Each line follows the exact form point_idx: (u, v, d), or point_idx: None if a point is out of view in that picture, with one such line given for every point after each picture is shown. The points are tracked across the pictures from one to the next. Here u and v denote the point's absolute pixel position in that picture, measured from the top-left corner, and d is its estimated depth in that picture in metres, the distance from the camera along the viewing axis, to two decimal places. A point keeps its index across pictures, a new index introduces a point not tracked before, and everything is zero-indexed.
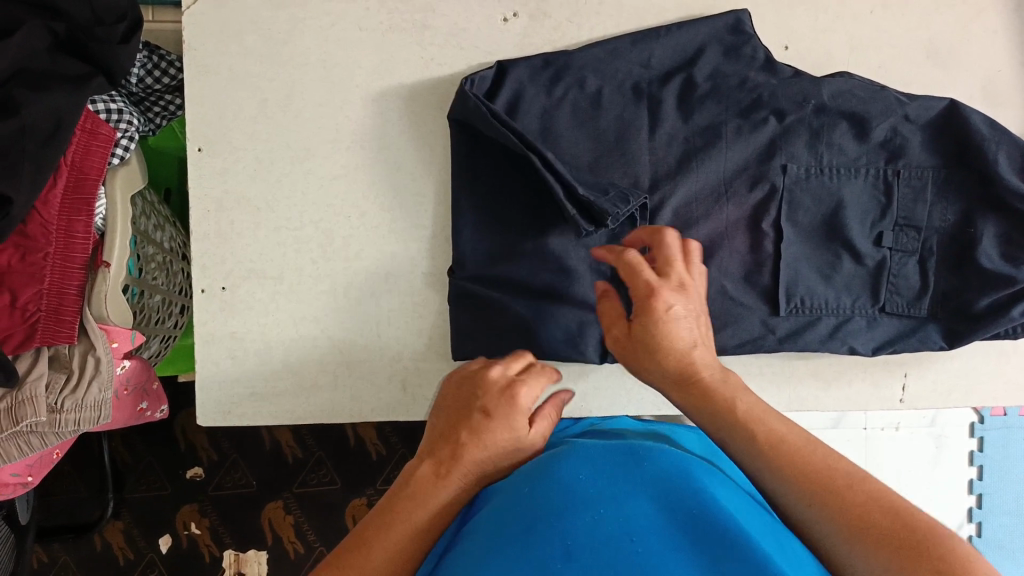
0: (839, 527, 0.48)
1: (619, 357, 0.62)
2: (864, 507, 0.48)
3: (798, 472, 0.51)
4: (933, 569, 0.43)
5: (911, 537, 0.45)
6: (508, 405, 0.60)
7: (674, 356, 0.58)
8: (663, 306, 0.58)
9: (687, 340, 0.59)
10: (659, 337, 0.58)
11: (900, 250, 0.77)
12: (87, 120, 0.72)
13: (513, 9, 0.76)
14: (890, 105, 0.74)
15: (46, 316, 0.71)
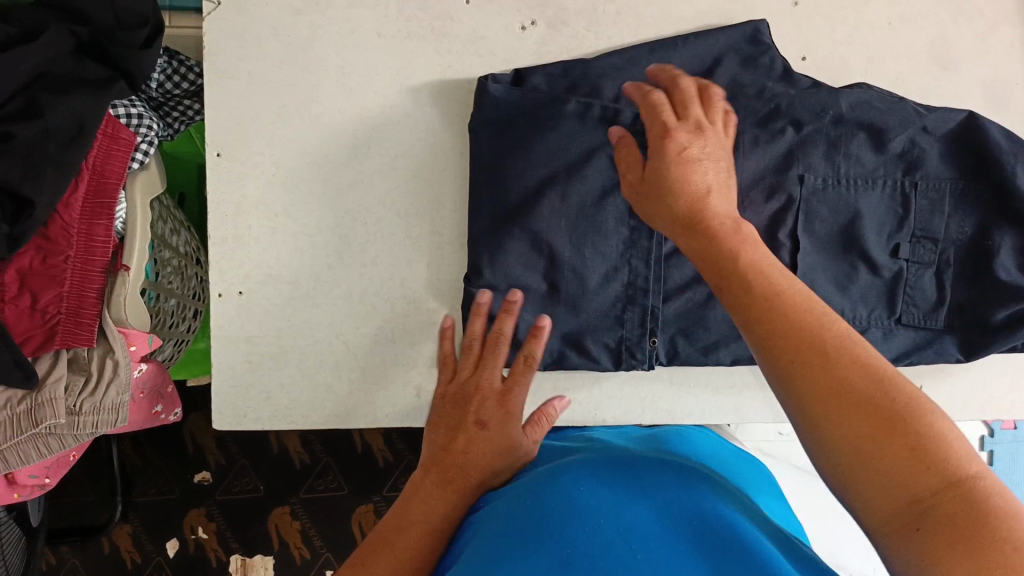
0: (827, 400, 0.44)
1: (717, 290, 0.53)
2: (867, 385, 0.43)
3: (802, 342, 0.46)
4: (930, 472, 0.40)
5: (904, 425, 0.42)
6: (500, 407, 0.68)
7: (786, 304, 0.48)
8: (678, 144, 0.58)
9: (781, 279, 0.49)
10: (742, 262, 0.52)
11: (916, 262, 0.77)
12: (108, 125, 0.73)
13: (531, 17, 0.77)
14: (908, 116, 0.74)
15: (65, 318, 0.72)
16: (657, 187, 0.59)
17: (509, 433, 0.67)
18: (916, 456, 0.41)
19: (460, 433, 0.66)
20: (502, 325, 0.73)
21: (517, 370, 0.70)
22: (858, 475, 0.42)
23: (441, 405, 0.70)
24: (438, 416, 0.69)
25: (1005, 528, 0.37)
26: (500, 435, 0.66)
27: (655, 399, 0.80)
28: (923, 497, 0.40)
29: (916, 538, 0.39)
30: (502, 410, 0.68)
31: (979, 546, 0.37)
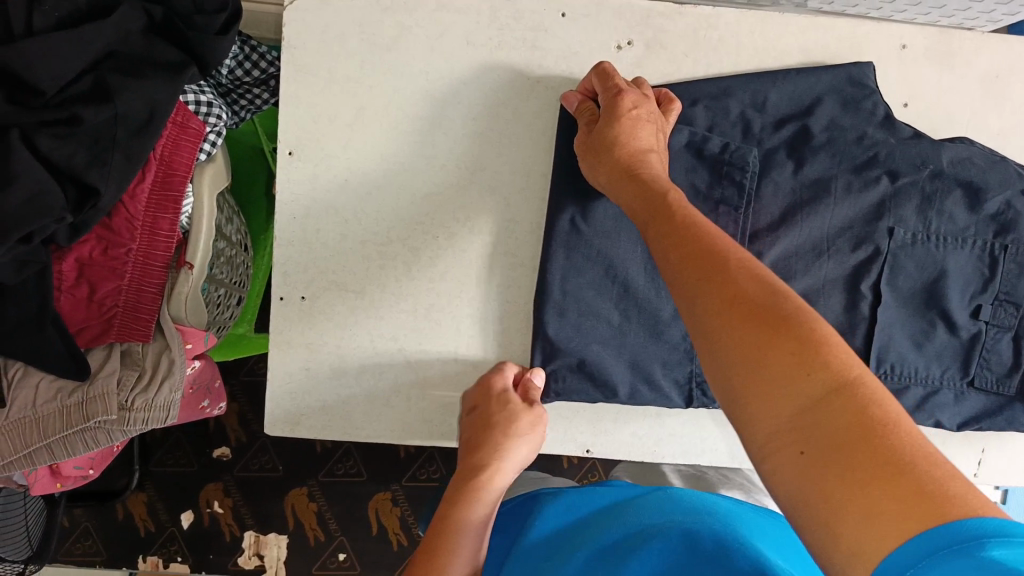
0: (725, 312, 0.44)
1: (638, 217, 0.57)
2: (762, 296, 0.44)
3: (704, 262, 0.47)
4: (810, 367, 0.40)
5: (798, 332, 0.41)
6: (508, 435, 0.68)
7: (697, 233, 0.50)
8: (628, 102, 0.64)
9: (696, 218, 0.52)
10: (657, 202, 0.56)
11: (997, 326, 0.75)
12: (179, 113, 0.69)
13: (629, 37, 0.73)
14: (1009, 178, 0.72)
15: (123, 312, 0.70)
16: (606, 136, 0.63)
17: (512, 452, 0.68)
18: (804, 361, 0.40)
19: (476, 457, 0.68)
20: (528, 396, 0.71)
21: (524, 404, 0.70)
22: (742, 386, 0.41)
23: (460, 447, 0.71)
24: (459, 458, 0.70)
25: (891, 432, 0.36)
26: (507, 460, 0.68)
27: (715, 441, 0.79)
28: (817, 402, 0.39)
29: (806, 438, 0.38)
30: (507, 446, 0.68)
31: (867, 450, 0.36)
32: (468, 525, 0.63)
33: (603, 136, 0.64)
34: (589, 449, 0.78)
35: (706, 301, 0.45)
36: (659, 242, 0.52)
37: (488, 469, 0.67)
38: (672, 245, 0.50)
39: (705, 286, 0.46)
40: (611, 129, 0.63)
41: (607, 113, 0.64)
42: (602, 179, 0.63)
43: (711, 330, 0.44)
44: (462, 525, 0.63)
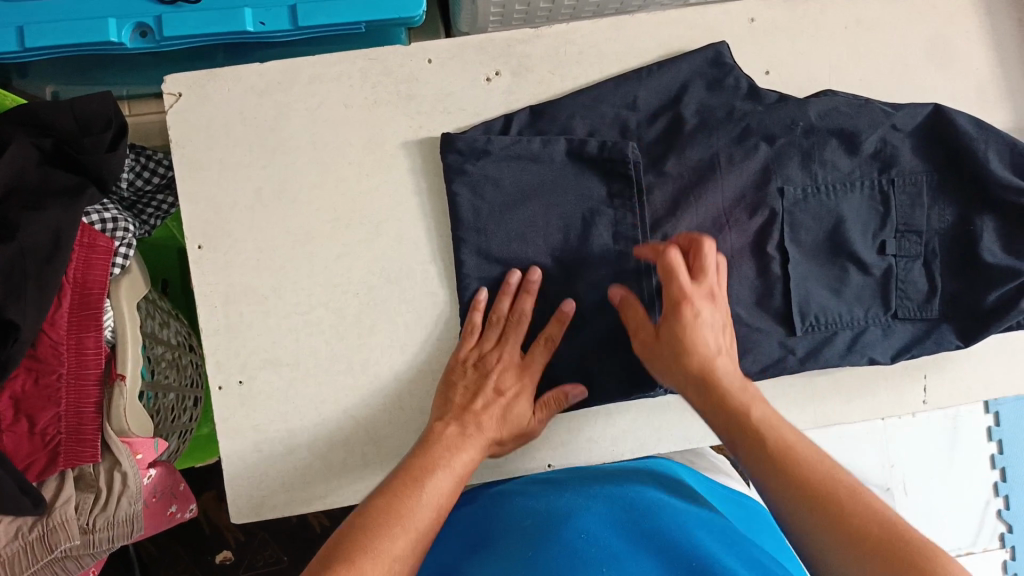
0: (752, 457, 0.56)
1: (641, 356, 0.67)
2: (789, 439, 0.55)
3: (719, 402, 0.59)
4: (757, 434, 0.56)
5: (766, 415, 0.57)
6: (518, 381, 0.72)
7: (718, 385, 0.59)
8: (693, 313, 0.62)
9: (712, 348, 0.62)
10: (689, 344, 0.61)
11: (904, 256, 0.78)
12: (84, 234, 0.71)
13: (495, 68, 0.77)
14: (877, 118, 0.76)
15: (66, 437, 0.70)
16: (685, 360, 0.61)
17: (520, 413, 0.71)
18: (756, 423, 0.57)
19: (478, 397, 0.70)
20: (549, 334, 0.73)
21: (535, 350, 0.73)
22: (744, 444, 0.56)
23: (452, 391, 0.71)
24: (449, 401, 0.71)
25: (855, 490, 0.52)
26: (512, 414, 0.71)
27: (669, 426, 0.80)
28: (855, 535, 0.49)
29: (823, 541, 0.50)
30: (519, 383, 0.72)
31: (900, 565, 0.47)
32: (436, 477, 0.63)
33: (684, 362, 0.61)
34: (550, 465, 0.79)
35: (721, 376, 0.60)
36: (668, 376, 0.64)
37: (483, 423, 0.69)
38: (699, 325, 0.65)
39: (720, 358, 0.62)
40: (703, 339, 0.61)
41: (670, 324, 0.63)
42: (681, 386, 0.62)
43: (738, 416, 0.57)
44: (429, 473, 0.63)
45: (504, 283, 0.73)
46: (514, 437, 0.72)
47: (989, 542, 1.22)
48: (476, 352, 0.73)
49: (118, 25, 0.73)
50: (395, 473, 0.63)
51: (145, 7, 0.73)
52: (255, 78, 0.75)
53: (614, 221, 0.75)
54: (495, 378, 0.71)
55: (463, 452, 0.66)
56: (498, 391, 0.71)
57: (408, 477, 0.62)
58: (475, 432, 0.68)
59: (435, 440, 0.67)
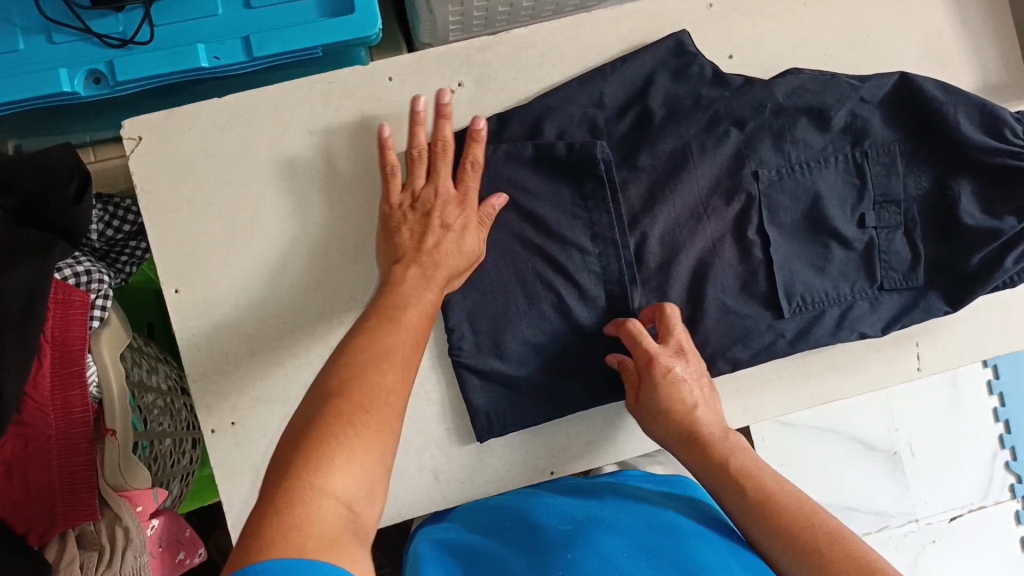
0: (733, 497, 0.63)
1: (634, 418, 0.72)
2: (767, 491, 0.62)
3: (701, 449, 0.66)
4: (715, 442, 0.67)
5: (751, 468, 0.64)
6: (460, 210, 0.68)
7: (694, 437, 0.67)
8: (672, 375, 0.68)
9: (689, 402, 0.68)
10: (666, 402, 0.68)
11: (884, 227, 0.77)
12: (58, 290, 0.69)
13: (457, 79, 0.76)
14: (844, 92, 0.75)
15: (62, 498, 0.69)
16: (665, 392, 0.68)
17: (470, 244, 0.67)
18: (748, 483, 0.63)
19: (426, 234, 0.65)
20: (472, 156, 0.70)
21: (465, 177, 0.69)
22: (728, 478, 0.64)
23: (396, 235, 0.67)
24: (397, 243, 0.66)
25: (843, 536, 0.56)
26: (462, 246, 0.66)
27: None
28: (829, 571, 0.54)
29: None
30: (462, 211, 0.68)
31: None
32: (406, 317, 0.59)
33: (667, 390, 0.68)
34: (553, 471, 0.78)
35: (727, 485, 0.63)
36: (661, 439, 0.69)
37: (441, 258, 0.65)
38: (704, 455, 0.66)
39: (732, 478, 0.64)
40: (683, 400, 0.68)
41: (655, 389, 0.68)
42: (661, 422, 0.69)
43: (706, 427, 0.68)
44: (400, 314, 0.59)
45: (413, 112, 0.69)
46: (471, 266, 0.68)
47: (1000, 494, 1.23)
48: (408, 193, 0.68)
49: (69, 74, 0.71)
50: (365, 320, 0.58)
51: (96, 54, 0.72)
52: (215, 113, 0.73)
53: (592, 221, 0.74)
54: (437, 212, 0.67)
55: (427, 291, 0.62)
56: (441, 221, 0.66)
57: (383, 316, 0.58)
58: (435, 271, 0.64)
59: (398, 282, 0.62)
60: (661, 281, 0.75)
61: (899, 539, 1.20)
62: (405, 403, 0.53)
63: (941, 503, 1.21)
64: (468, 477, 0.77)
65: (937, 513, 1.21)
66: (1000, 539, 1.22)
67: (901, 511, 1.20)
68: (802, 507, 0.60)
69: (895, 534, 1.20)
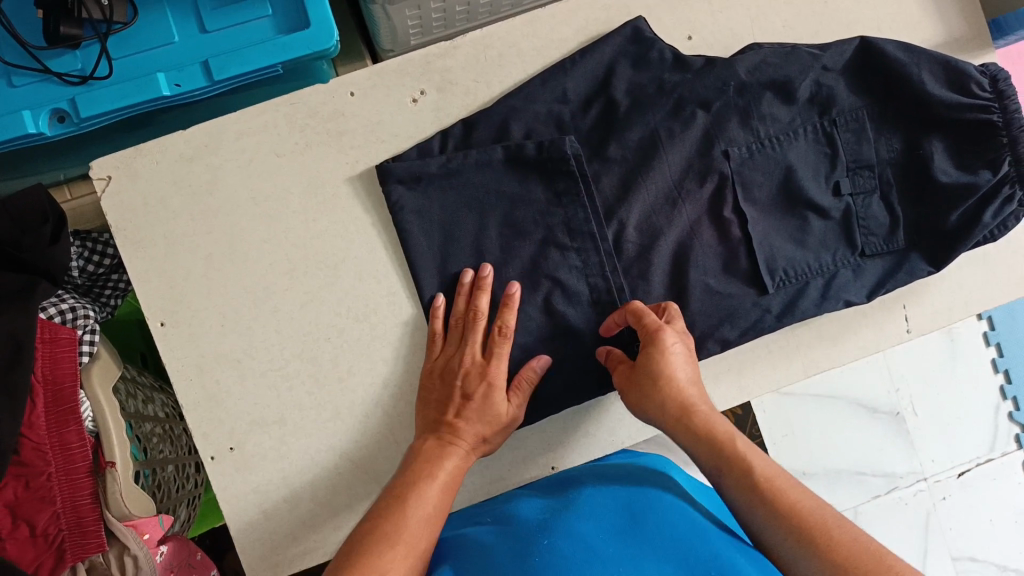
0: (731, 473, 0.60)
1: (623, 396, 0.69)
2: (774, 469, 0.60)
3: (698, 424, 0.64)
4: (709, 420, 0.64)
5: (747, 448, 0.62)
6: (484, 380, 0.69)
7: (696, 413, 0.64)
8: (670, 343, 0.66)
9: (684, 376, 0.66)
10: (667, 373, 0.65)
11: (860, 193, 0.77)
12: (45, 330, 0.70)
13: (419, 87, 0.76)
14: (806, 62, 0.75)
15: (69, 532, 0.70)
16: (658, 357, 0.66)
17: (497, 406, 0.69)
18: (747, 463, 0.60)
19: (448, 406, 0.69)
20: (503, 322, 0.71)
21: (497, 344, 0.70)
22: (726, 457, 0.61)
23: (426, 406, 0.71)
24: (427, 416, 0.71)
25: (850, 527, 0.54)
26: (485, 413, 0.68)
27: None
28: (834, 556, 0.52)
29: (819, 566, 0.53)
30: (487, 383, 0.69)
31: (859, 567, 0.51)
32: (421, 495, 0.62)
33: (660, 357, 0.66)
34: (555, 466, 0.78)
35: (724, 462, 0.61)
36: (655, 413, 0.66)
37: (461, 429, 0.68)
38: (698, 430, 0.63)
39: (727, 456, 0.61)
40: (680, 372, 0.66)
41: (651, 353, 0.66)
42: (653, 389, 0.66)
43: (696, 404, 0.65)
44: (416, 515, 0.61)
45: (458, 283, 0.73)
46: (500, 431, 0.70)
47: (1006, 445, 1.23)
48: (442, 359, 0.72)
49: (34, 116, 0.72)
50: (381, 496, 0.63)
51: (59, 92, 0.73)
52: (182, 146, 0.74)
53: (566, 216, 0.74)
54: (461, 382, 0.70)
55: (444, 462, 0.66)
56: (462, 394, 0.69)
57: (393, 503, 0.61)
58: (455, 441, 0.67)
59: (416, 456, 0.67)
60: (642, 269, 0.75)
61: (910, 499, 1.20)
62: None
63: (948, 459, 1.21)
64: (470, 480, 0.77)
65: (945, 470, 1.21)
66: (1010, 490, 1.23)
67: (909, 470, 1.20)
68: (811, 494, 0.58)
69: (905, 494, 1.20)
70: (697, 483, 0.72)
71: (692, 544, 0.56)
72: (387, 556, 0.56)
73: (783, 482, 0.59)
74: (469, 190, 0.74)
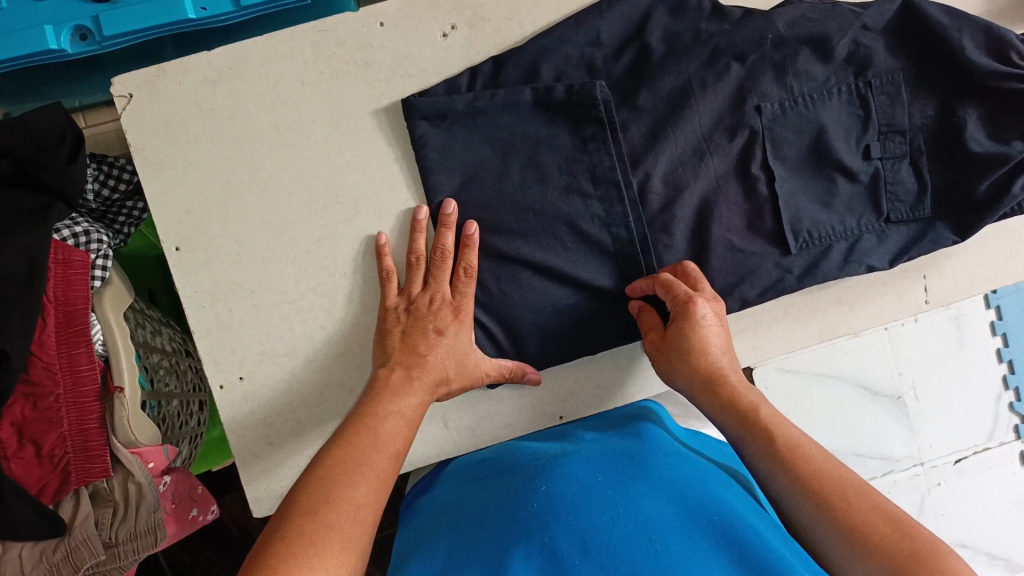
0: (752, 437, 0.60)
1: (655, 364, 0.69)
2: (798, 436, 0.60)
3: (722, 391, 0.64)
4: (732, 387, 0.64)
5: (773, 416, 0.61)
6: (455, 317, 0.70)
7: (723, 383, 0.64)
8: (700, 315, 0.65)
9: (714, 347, 0.65)
10: (697, 344, 0.65)
11: (890, 157, 0.76)
12: (58, 251, 0.69)
13: (450, 22, 0.74)
14: (846, 20, 0.74)
15: (75, 456, 0.70)
16: (684, 332, 0.65)
17: (464, 343, 0.70)
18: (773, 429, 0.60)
19: (417, 339, 0.68)
20: (466, 262, 0.71)
21: (461, 283, 0.70)
22: (751, 422, 0.61)
23: (388, 336, 0.70)
24: (388, 347, 0.69)
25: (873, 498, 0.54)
26: (456, 348, 0.69)
27: None
28: (855, 525, 0.53)
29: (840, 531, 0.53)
30: (458, 319, 0.70)
31: (884, 535, 0.51)
32: (380, 429, 0.61)
33: (687, 332, 0.65)
34: (563, 416, 0.78)
35: (746, 425, 0.61)
36: (685, 381, 0.66)
37: (430, 362, 0.67)
38: (721, 397, 0.63)
39: (750, 419, 0.61)
40: (708, 341, 0.65)
41: (680, 324, 0.66)
42: (682, 358, 0.66)
43: (720, 368, 0.65)
44: (376, 444, 0.60)
45: (413, 221, 0.72)
46: (464, 376, 0.70)
47: (1005, 435, 1.23)
48: (405, 297, 0.71)
49: (56, 31, 0.70)
50: (348, 422, 0.62)
51: (83, 9, 0.71)
52: (206, 67, 0.72)
53: (592, 163, 0.73)
54: (429, 317, 0.69)
55: (410, 395, 0.65)
56: (434, 329, 0.69)
57: (358, 427, 0.61)
58: (420, 374, 0.67)
59: (382, 386, 0.65)
60: (665, 222, 0.74)
61: (905, 483, 1.22)
62: (377, 512, 0.56)
63: (947, 445, 1.22)
64: (478, 425, 0.77)
65: (942, 455, 1.22)
66: (1006, 478, 1.23)
67: (906, 455, 1.21)
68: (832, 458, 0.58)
69: (900, 477, 1.21)
70: (698, 442, 0.74)
71: (693, 491, 0.58)
72: (349, 488, 0.55)
73: (808, 450, 0.58)
74: (496, 131, 0.73)
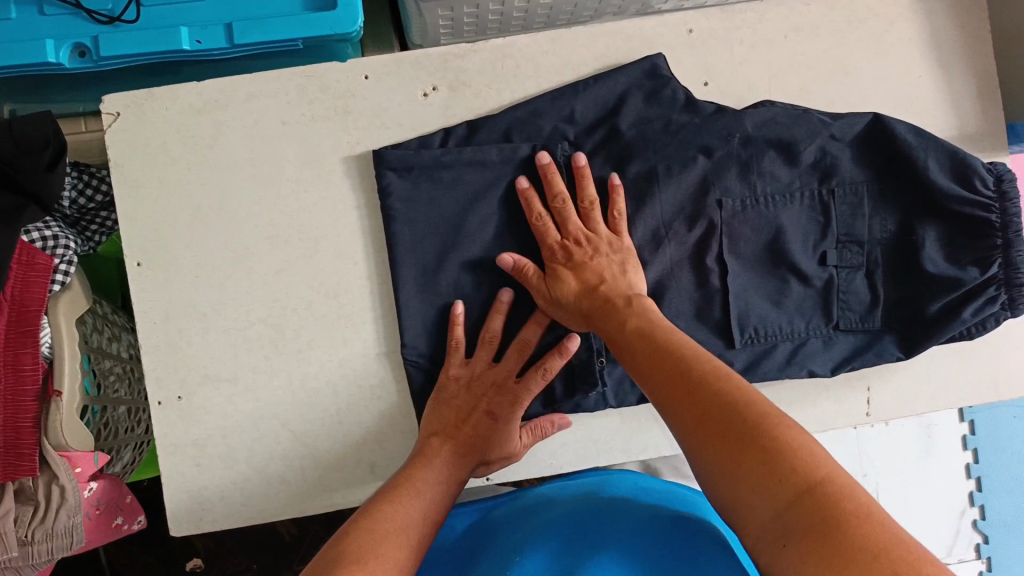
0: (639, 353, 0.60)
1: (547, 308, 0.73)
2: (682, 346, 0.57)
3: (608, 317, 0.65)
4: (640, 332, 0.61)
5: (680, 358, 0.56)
6: (511, 409, 0.72)
7: (584, 292, 0.68)
8: (567, 258, 0.70)
9: (595, 279, 0.68)
10: (572, 281, 0.69)
11: (846, 267, 0.77)
12: (22, 251, 0.70)
13: (433, 82, 0.77)
14: (814, 127, 0.76)
15: (4, 452, 0.71)
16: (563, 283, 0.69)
17: (510, 437, 0.72)
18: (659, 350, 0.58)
19: (471, 418, 0.72)
20: (547, 364, 0.72)
21: (533, 379, 0.72)
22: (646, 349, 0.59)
23: (445, 409, 0.72)
24: (438, 417, 0.72)
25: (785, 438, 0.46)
26: (500, 438, 0.72)
27: (612, 436, 0.80)
28: (717, 423, 0.49)
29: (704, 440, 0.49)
30: (514, 409, 0.72)
31: (775, 447, 0.46)
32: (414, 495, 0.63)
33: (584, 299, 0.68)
34: (489, 477, 0.78)
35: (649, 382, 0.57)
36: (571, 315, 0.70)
37: (473, 446, 0.71)
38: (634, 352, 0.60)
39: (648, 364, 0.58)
40: (574, 274, 0.69)
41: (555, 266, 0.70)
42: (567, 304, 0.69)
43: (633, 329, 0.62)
44: (412, 512, 0.61)
45: (497, 302, 0.73)
46: (500, 459, 0.73)
47: (965, 553, 1.21)
48: (467, 372, 0.73)
49: (56, 45, 0.74)
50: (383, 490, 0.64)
51: (85, 28, 0.74)
52: (192, 97, 0.75)
53: None
54: (487, 401, 0.72)
55: (449, 478, 0.69)
56: (490, 417, 0.72)
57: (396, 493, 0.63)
58: (467, 454, 0.71)
59: (433, 458, 0.69)
60: None
61: None
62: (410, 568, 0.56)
63: None
64: None
65: None
66: None
67: None
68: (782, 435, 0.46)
69: None
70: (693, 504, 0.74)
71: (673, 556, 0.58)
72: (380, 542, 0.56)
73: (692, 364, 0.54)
74: (460, 191, 0.75)
